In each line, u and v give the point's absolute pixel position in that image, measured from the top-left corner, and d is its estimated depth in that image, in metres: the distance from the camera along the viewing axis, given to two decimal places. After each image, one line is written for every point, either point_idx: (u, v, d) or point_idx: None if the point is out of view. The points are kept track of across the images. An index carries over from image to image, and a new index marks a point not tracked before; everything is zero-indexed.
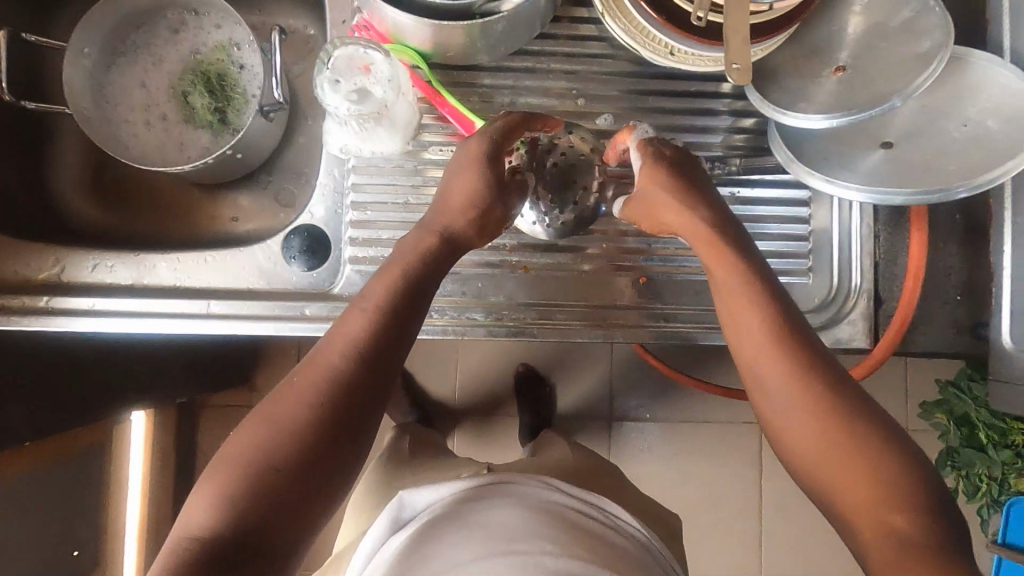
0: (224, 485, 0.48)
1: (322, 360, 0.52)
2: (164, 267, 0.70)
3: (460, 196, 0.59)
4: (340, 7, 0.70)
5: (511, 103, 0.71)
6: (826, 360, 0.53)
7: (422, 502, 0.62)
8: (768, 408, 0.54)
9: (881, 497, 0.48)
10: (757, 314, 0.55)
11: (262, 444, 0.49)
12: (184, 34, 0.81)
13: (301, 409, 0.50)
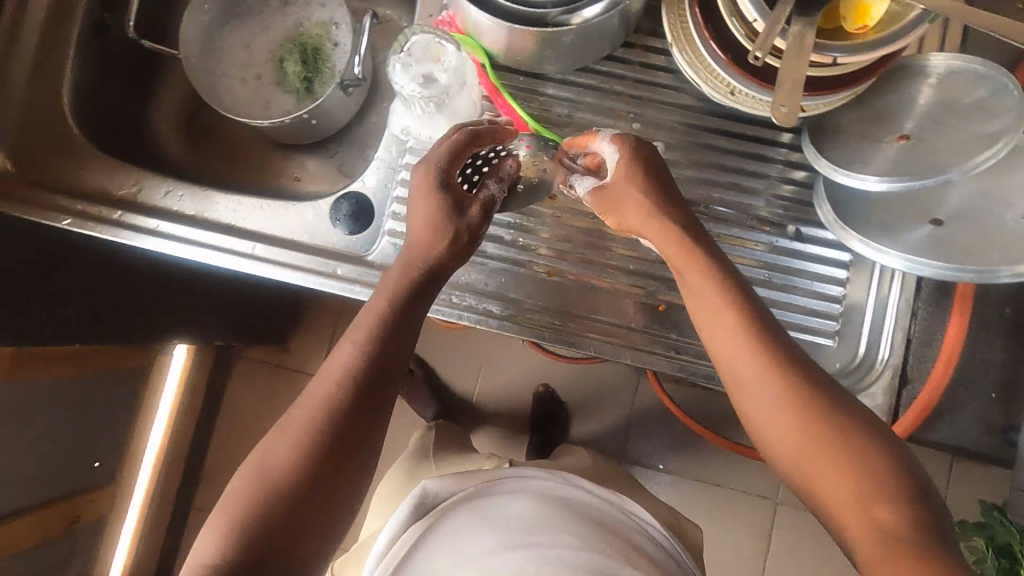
0: (232, 515, 0.53)
1: (364, 319, 0.60)
2: (224, 206, 0.76)
3: (426, 221, 0.62)
4: (430, 2, 0.75)
5: (570, 114, 0.74)
6: (792, 358, 0.56)
7: (439, 491, 0.73)
8: (752, 411, 0.57)
9: (867, 491, 0.51)
10: (739, 321, 0.58)
11: (312, 399, 0.57)
12: (293, 8, 0.89)
13: (343, 362, 0.58)
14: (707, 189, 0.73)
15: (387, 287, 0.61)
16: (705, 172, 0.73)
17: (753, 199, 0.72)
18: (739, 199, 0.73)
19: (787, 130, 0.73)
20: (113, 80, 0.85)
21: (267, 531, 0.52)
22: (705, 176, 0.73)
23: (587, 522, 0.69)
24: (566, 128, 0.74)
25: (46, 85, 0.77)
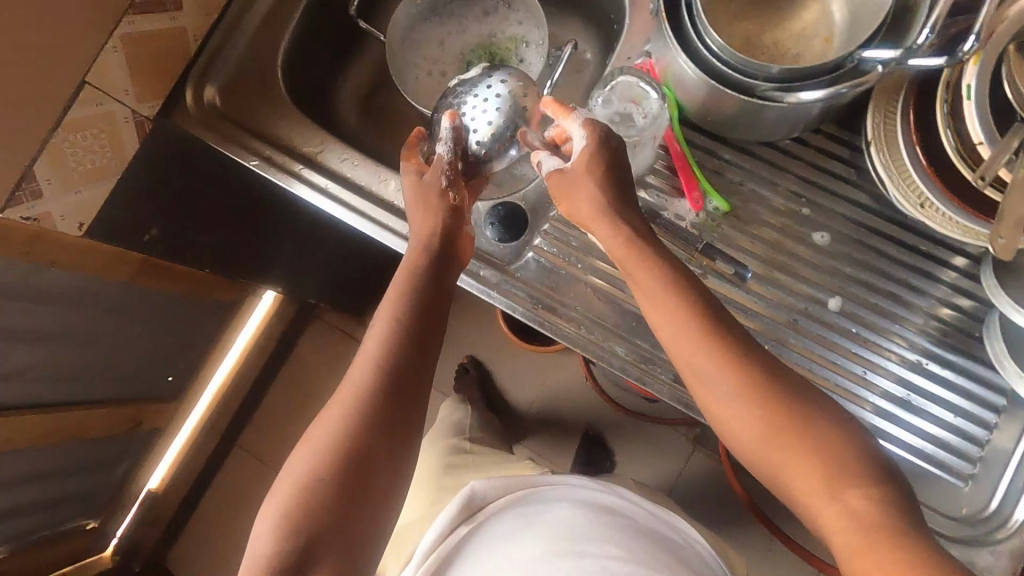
0: (293, 484, 0.56)
1: (388, 300, 0.66)
2: (392, 185, 0.81)
3: (422, 218, 0.71)
4: (630, 45, 0.78)
5: (741, 183, 0.73)
6: (699, 323, 0.61)
7: (490, 492, 0.73)
8: (716, 401, 0.61)
9: (827, 467, 0.55)
10: (684, 313, 0.62)
11: (361, 369, 0.62)
12: (492, 18, 0.95)
13: (380, 335, 0.64)
14: (866, 293, 0.71)
15: (409, 264, 0.69)
16: (869, 275, 0.71)
17: (911, 314, 0.70)
18: (898, 312, 0.71)
19: (964, 255, 0.71)
20: (319, 45, 0.92)
21: (334, 483, 0.56)
22: (869, 279, 0.71)
23: (625, 528, 0.70)
24: (737, 193, 0.73)
25: (268, 39, 0.85)
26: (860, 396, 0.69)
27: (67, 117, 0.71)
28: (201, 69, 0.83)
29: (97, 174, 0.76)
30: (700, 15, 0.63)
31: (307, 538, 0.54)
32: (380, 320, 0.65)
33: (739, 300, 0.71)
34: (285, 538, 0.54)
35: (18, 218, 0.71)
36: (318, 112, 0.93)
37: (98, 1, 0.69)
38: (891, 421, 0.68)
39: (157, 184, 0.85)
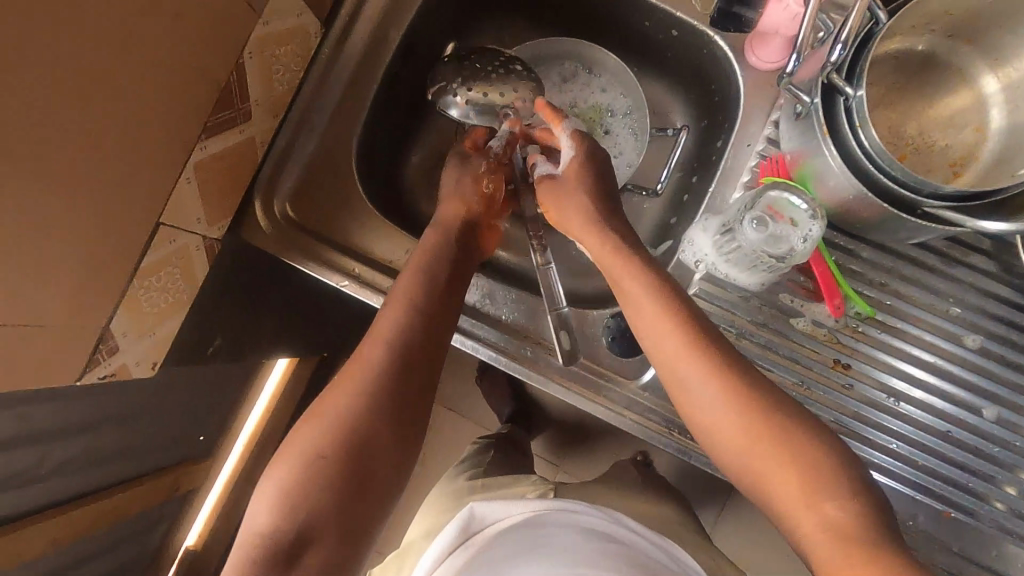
0: (287, 484, 0.56)
1: (396, 296, 0.65)
2: (496, 296, 0.73)
3: (446, 209, 0.74)
4: (749, 131, 0.72)
5: (882, 283, 0.69)
6: (684, 330, 0.62)
7: (491, 517, 0.68)
8: (699, 413, 0.61)
9: (806, 478, 0.54)
10: (660, 311, 0.63)
11: (366, 370, 0.61)
12: (572, 85, 0.86)
13: (383, 340, 0.63)
14: (980, 380, 0.68)
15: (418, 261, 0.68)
16: (983, 362, 0.68)
17: (1020, 400, 0.68)
18: (1010, 398, 0.68)
19: None
20: (388, 126, 0.81)
21: (344, 480, 0.56)
22: (982, 365, 0.68)
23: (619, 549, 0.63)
24: (881, 296, 0.68)
25: (339, 131, 0.75)
26: (958, 479, 0.67)
27: (143, 265, 0.62)
28: (270, 172, 0.74)
29: (171, 308, 0.68)
30: (872, 133, 0.57)
31: (301, 522, 0.54)
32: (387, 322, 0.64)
33: (890, 414, 0.67)
34: (288, 533, 0.54)
35: (96, 377, 0.63)
36: (395, 199, 0.83)
37: (179, 139, 0.58)
38: (988, 503, 0.67)
39: (216, 292, 0.77)
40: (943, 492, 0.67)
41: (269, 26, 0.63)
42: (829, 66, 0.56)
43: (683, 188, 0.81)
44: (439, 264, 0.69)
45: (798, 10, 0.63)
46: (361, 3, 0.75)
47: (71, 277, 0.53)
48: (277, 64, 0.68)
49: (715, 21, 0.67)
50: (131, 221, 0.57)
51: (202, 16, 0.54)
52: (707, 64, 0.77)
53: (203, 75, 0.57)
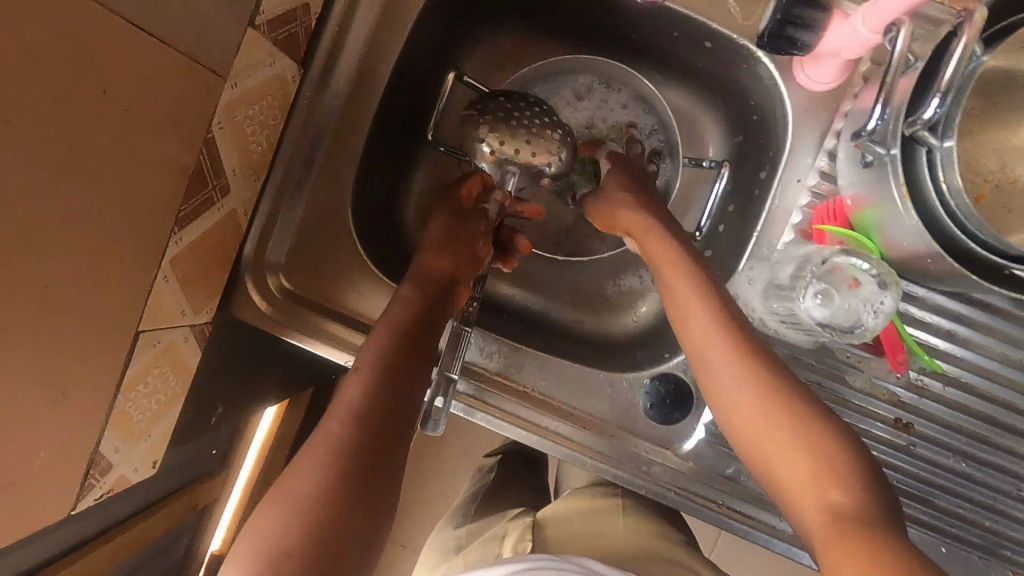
0: (263, 552, 0.40)
1: (373, 339, 0.53)
2: (525, 366, 0.67)
3: (440, 238, 0.64)
4: (797, 164, 0.63)
5: (949, 331, 0.62)
6: (720, 322, 0.55)
7: None
8: (726, 399, 0.53)
9: (830, 466, 0.46)
10: (697, 298, 0.57)
11: (335, 419, 0.47)
12: (587, 102, 0.76)
13: (359, 385, 0.49)
14: (1012, 420, 0.63)
15: (398, 311, 0.56)
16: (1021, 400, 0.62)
17: None
18: None
19: None
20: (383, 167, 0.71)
21: (331, 543, 0.41)
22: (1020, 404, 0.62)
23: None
24: (947, 348, 0.62)
25: (331, 185, 0.66)
26: (977, 518, 0.64)
27: (126, 379, 0.55)
28: (259, 237, 0.65)
29: (166, 407, 0.62)
30: (963, 196, 0.49)
31: None
32: (363, 364, 0.51)
33: (953, 475, 0.63)
34: None
35: (92, 498, 0.57)
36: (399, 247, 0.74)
37: (148, 240, 0.50)
38: (1008, 542, 0.64)
39: (213, 371, 0.70)
40: (962, 535, 0.64)
41: (239, 86, 0.53)
42: (918, 121, 0.47)
43: (720, 219, 0.72)
44: (417, 311, 0.56)
45: (868, 37, 0.52)
46: (342, 31, 0.63)
47: (40, 418, 0.46)
48: (253, 124, 0.58)
49: (762, 46, 0.56)
50: (104, 341, 0.50)
51: (157, 100, 0.45)
52: (745, 81, 0.67)
53: (168, 165, 0.48)
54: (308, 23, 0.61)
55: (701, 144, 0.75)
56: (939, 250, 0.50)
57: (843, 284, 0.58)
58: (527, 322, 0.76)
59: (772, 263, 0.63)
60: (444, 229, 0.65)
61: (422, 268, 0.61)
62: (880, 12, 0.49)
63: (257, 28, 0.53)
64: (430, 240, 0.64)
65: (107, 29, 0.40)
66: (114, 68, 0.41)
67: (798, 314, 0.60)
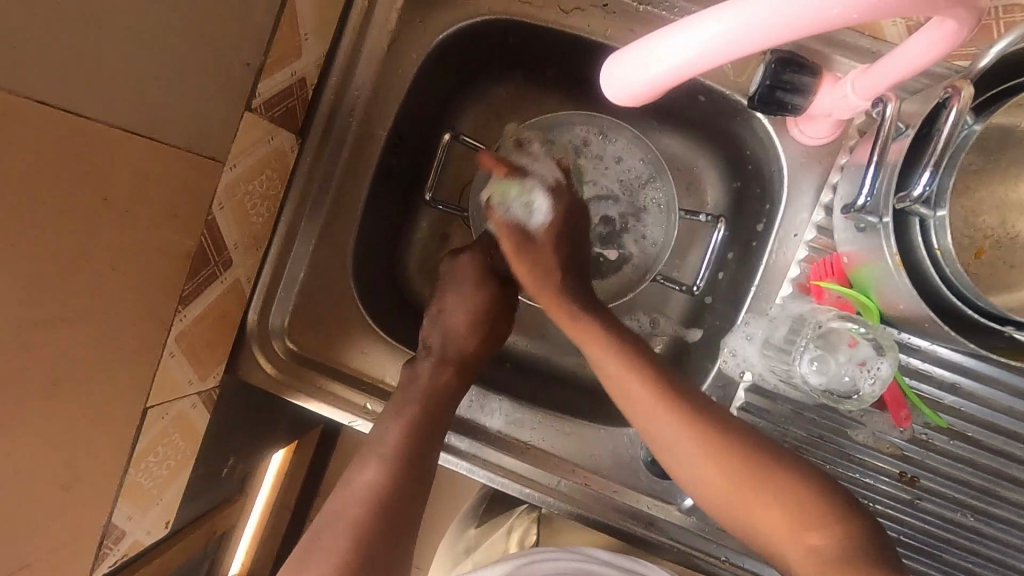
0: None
1: (400, 418, 0.61)
2: (526, 421, 0.68)
3: (467, 306, 0.68)
4: (794, 218, 0.63)
5: (954, 383, 0.61)
6: (642, 384, 0.58)
7: None
8: (665, 455, 0.56)
9: (802, 515, 0.50)
10: (633, 376, 0.59)
11: (361, 497, 0.54)
12: (585, 155, 0.75)
13: (383, 467, 0.57)
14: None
15: (427, 391, 0.62)
16: None
17: None
18: None
19: None
20: (382, 224, 0.72)
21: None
22: None
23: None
24: (952, 401, 0.61)
25: (332, 248, 0.67)
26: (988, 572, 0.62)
27: (135, 453, 0.55)
28: (262, 303, 0.67)
29: (178, 471, 0.63)
30: (958, 265, 0.48)
31: None
32: (390, 446, 0.58)
33: (960, 530, 0.62)
34: None
35: (107, 564, 0.59)
36: (400, 300, 0.75)
37: (153, 321, 0.51)
38: None
39: (222, 429, 0.71)
40: None
41: (238, 166, 0.55)
42: (908, 197, 0.47)
43: (719, 266, 0.71)
44: (441, 393, 0.63)
45: (857, 103, 0.52)
46: (339, 99, 0.65)
47: (49, 502, 0.47)
48: (253, 198, 0.59)
49: (753, 108, 0.57)
50: (113, 422, 0.51)
51: (158, 194, 0.47)
52: (740, 132, 0.66)
53: (170, 250, 0.50)
54: (305, 95, 0.62)
55: (700, 188, 0.73)
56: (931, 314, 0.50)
57: (841, 345, 0.59)
58: (530, 372, 0.75)
59: (772, 318, 0.63)
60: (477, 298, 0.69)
61: (447, 336, 0.67)
62: (868, 82, 0.50)
63: (254, 110, 0.55)
64: (457, 316, 0.68)
65: (102, 138, 0.42)
66: (113, 171, 0.43)
67: (795, 374, 0.61)
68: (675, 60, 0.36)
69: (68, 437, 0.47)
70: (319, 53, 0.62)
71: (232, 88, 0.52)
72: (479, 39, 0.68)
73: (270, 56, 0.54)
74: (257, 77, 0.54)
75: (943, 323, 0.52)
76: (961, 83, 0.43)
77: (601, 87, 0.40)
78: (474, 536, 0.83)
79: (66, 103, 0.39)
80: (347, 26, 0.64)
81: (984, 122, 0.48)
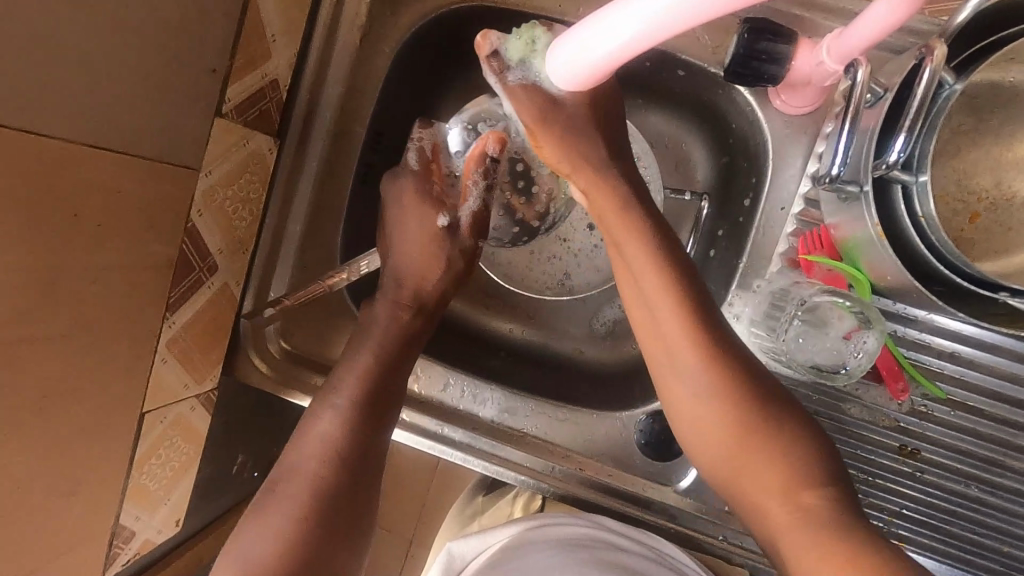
0: (281, 514, 0.52)
1: (355, 374, 0.59)
2: (516, 410, 0.68)
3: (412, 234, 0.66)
4: (781, 190, 0.61)
5: (953, 352, 0.59)
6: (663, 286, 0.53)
7: (470, 551, 0.67)
8: (676, 394, 0.54)
9: (793, 479, 0.49)
10: (657, 281, 0.53)
11: (315, 449, 0.55)
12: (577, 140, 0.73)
13: (337, 416, 0.57)
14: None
15: (384, 332, 0.62)
16: None
17: None
18: None
19: None
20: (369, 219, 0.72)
21: (321, 512, 0.53)
22: None
23: (598, 560, 0.63)
24: (951, 371, 0.59)
25: (318, 247, 0.68)
26: (991, 542, 0.61)
27: (137, 458, 0.58)
28: (253, 308, 0.68)
29: (182, 471, 0.65)
30: (943, 232, 0.46)
31: (310, 550, 0.51)
32: (342, 395, 0.58)
33: (965, 502, 0.60)
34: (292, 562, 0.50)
35: (120, 563, 0.62)
36: None
37: (140, 331, 0.53)
38: None
39: (226, 428, 0.73)
40: (977, 560, 0.61)
41: (214, 172, 0.56)
42: (884, 163, 0.45)
43: (709, 244, 0.69)
44: (395, 338, 0.62)
45: (832, 69, 0.51)
46: (314, 99, 0.65)
47: (59, 508, 0.50)
48: (234, 203, 0.60)
49: (728, 80, 0.55)
50: (108, 430, 0.53)
51: (132, 212, 0.48)
52: (722, 105, 0.65)
53: (151, 261, 0.52)
54: (279, 97, 0.63)
55: (688, 164, 0.71)
56: (914, 283, 0.49)
57: (829, 319, 0.59)
58: (523, 360, 0.75)
59: (757, 295, 0.62)
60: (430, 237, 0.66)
61: (408, 281, 0.66)
62: (842, 46, 0.48)
63: (224, 115, 0.56)
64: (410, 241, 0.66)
65: (72, 156, 0.42)
66: (84, 189, 0.44)
67: (782, 351, 0.60)
68: (609, 46, 0.36)
69: (65, 446, 0.48)
70: (289, 53, 0.62)
71: (199, 96, 0.52)
72: (453, 28, 0.68)
73: (235, 61, 0.55)
74: (224, 84, 0.55)
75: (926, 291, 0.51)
76: (935, 42, 0.41)
77: (549, 68, 0.43)
78: (481, 503, 0.83)
79: (27, 124, 0.39)
80: (316, 24, 0.64)
81: (965, 81, 0.45)
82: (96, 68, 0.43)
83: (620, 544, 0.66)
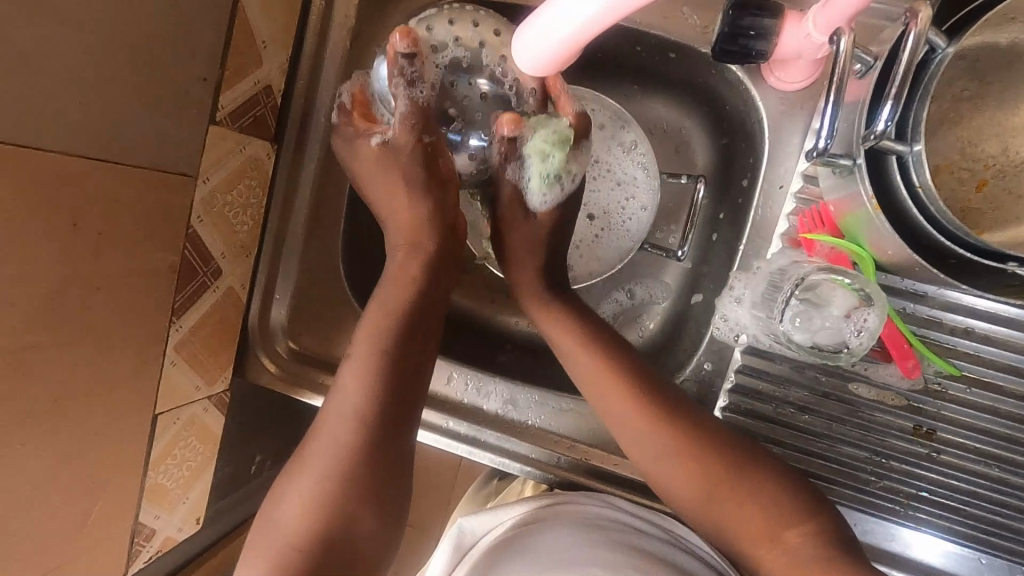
0: (319, 481, 0.53)
1: (370, 330, 0.58)
2: (521, 402, 0.68)
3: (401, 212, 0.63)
4: (780, 168, 0.60)
5: (967, 328, 0.57)
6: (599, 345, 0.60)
7: (482, 530, 0.64)
8: (630, 447, 0.58)
9: (770, 521, 0.53)
10: (591, 359, 0.60)
11: (343, 408, 0.56)
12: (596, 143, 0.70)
13: (361, 372, 0.56)
14: None
15: (402, 281, 0.61)
16: None
17: None
18: None
19: None
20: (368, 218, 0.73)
21: (355, 473, 0.53)
22: None
23: (614, 545, 0.59)
24: (966, 348, 0.57)
25: (319, 248, 0.69)
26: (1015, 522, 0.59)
27: (153, 458, 0.60)
28: (259, 310, 0.69)
29: (199, 471, 0.67)
30: (941, 202, 0.45)
31: (346, 511, 0.52)
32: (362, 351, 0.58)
33: (986, 482, 0.58)
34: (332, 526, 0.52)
35: (142, 559, 0.64)
36: None
37: (148, 335, 0.55)
38: None
39: (241, 427, 0.74)
40: (1001, 541, 0.59)
41: (212, 179, 0.58)
42: (873, 133, 0.44)
43: (711, 228, 0.67)
44: (410, 299, 0.60)
45: (821, 40, 0.50)
46: (309, 103, 0.66)
47: (77, 506, 0.52)
48: (234, 208, 0.62)
49: (717, 57, 0.54)
50: (123, 431, 0.55)
51: (131, 218, 0.50)
52: (717, 87, 0.64)
53: (154, 266, 0.53)
54: (273, 102, 0.64)
55: (688, 148, 0.70)
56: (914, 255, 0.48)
57: (830, 297, 0.57)
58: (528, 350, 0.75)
59: (756, 276, 0.61)
60: (418, 199, 0.63)
61: (401, 228, 0.63)
62: (829, 15, 0.47)
63: (219, 122, 0.58)
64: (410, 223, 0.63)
65: (67, 168, 0.44)
66: (82, 200, 0.45)
67: (779, 333, 0.59)
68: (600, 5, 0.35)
69: (79, 448, 0.51)
70: (281, 59, 0.63)
71: (191, 106, 0.54)
72: None
73: (225, 69, 0.57)
74: (216, 91, 0.56)
75: (933, 265, 0.49)
76: (919, 4, 0.40)
77: (519, 56, 0.43)
78: (497, 486, 0.83)
79: (20, 139, 0.41)
80: (307, 29, 0.65)
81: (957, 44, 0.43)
82: (87, 83, 0.45)
83: (634, 525, 0.63)
